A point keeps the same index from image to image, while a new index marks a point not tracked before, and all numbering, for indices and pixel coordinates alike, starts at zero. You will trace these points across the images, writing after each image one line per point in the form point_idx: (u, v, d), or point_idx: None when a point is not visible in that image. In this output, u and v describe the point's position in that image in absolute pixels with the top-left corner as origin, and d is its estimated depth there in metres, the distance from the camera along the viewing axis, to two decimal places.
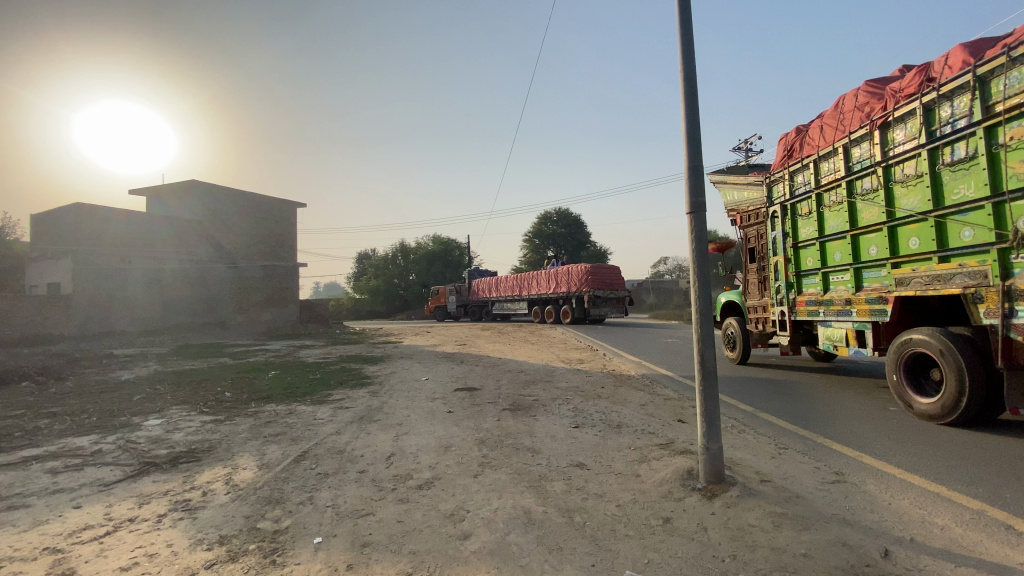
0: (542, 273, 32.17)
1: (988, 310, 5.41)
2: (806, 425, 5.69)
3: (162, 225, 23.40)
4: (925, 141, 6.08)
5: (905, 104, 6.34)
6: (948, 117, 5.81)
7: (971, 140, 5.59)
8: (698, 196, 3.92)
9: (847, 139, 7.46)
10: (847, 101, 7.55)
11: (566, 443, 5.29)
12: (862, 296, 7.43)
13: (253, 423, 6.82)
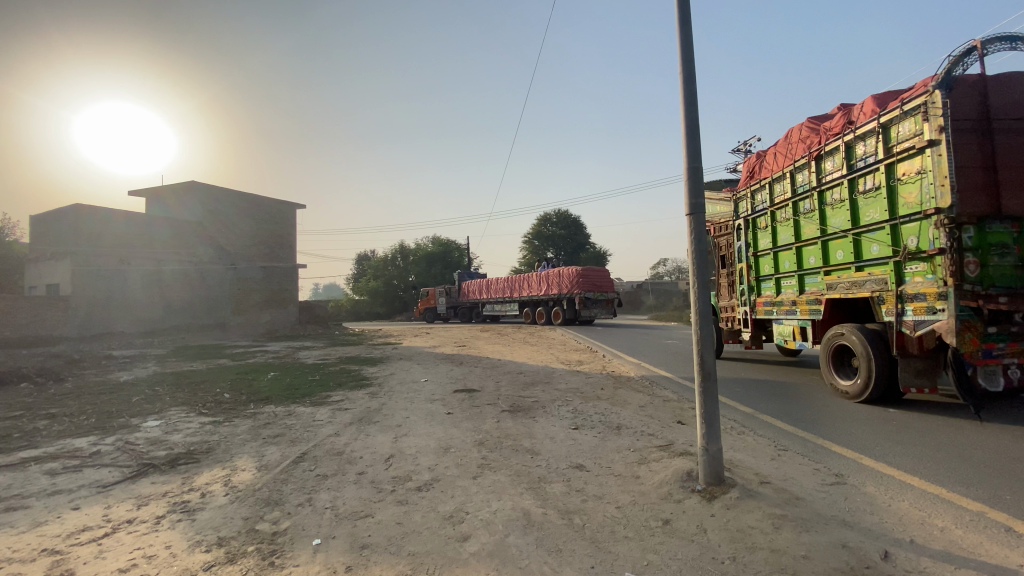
0: (533, 275, 32.47)
1: (888, 309, 6.69)
2: (806, 427, 5.69)
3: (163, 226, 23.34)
4: (847, 172, 7.30)
5: (834, 140, 7.54)
6: (863, 154, 7.02)
7: (877, 174, 6.80)
8: (697, 197, 3.92)
9: (793, 166, 8.64)
10: (794, 133, 8.70)
11: (565, 444, 5.29)
12: (803, 298, 8.62)
13: (252, 425, 6.82)
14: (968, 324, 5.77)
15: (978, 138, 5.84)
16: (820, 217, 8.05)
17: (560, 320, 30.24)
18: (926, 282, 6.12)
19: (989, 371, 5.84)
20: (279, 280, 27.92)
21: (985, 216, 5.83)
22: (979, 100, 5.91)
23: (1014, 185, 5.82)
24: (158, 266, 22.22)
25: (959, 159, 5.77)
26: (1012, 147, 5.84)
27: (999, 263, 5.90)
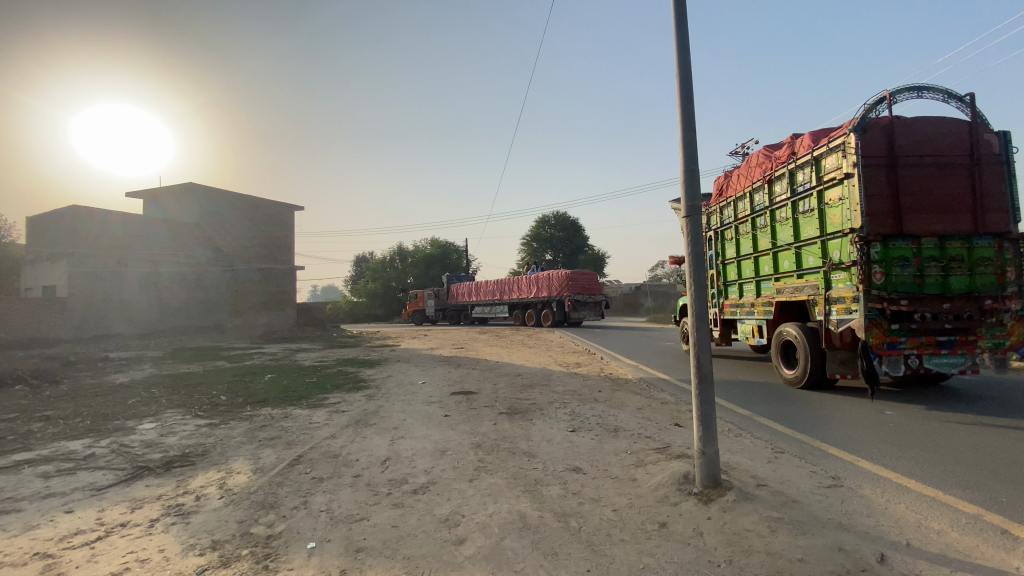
0: (523, 278, 32.77)
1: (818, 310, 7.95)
2: (802, 429, 5.70)
3: (162, 228, 23.29)
4: (790, 195, 8.56)
5: (780, 168, 8.81)
6: (801, 181, 8.29)
7: (812, 197, 8.05)
8: (694, 199, 3.91)
9: (750, 188, 9.91)
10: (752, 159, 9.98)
11: (561, 447, 5.28)
12: (759, 301, 9.84)
13: (248, 427, 6.79)
14: (874, 322, 7.04)
15: (884, 172, 7.20)
16: (770, 233, 9.32)
17: (549, 322, 30.66)
18: (847, 288, 7.34)
19: (894, 361, 7.06)
20: (276, 282, 27.95)
21: (888, 235, 7.16)
22: (886, 140, 7.28)
23: (911, 211, 7.19)
24: (155, 267, 22.13)
25: (867, 189, 7.13)
26: (910, 180, 7.23)
27: (901, 272, 7.17)
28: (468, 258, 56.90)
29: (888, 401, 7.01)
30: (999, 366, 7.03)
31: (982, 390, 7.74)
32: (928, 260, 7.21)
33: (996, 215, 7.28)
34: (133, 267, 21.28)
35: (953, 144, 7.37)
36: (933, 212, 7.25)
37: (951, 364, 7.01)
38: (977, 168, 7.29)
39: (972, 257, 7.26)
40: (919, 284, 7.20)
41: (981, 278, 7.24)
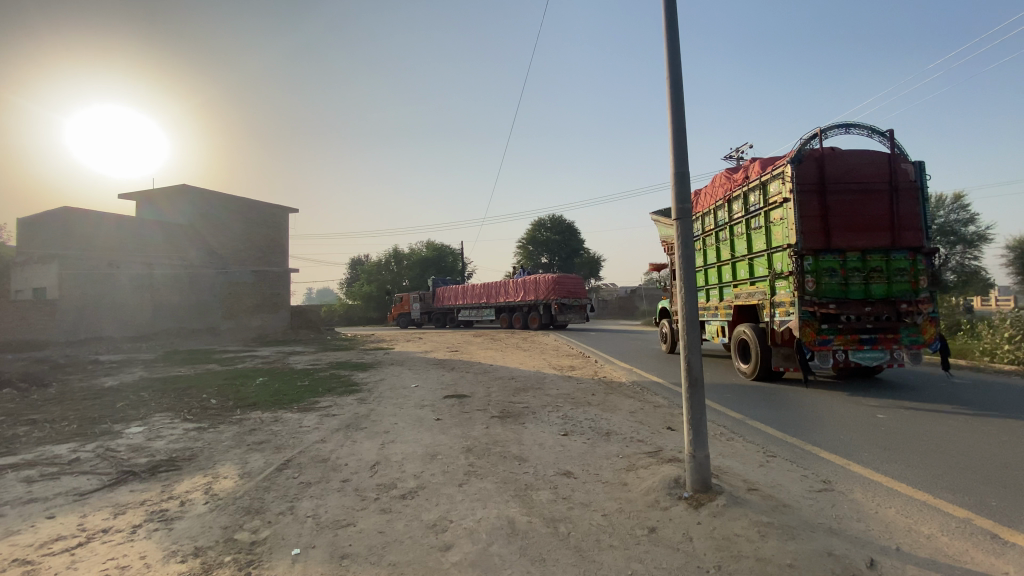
0: (510, 282, 33.25)
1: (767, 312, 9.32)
2: (794, 432, 5.68)
3: (155, 230, 23.19)
4: (745, 213, 9.95)
5: (737, 188, 10.21)
6: (753, 201, 9.69)
7: (761, 217, 9.44)
8: (684, 202, 3.89)
9: (715, 205, 11.31)
10: (717, 180, 11.39)
11: (553, 450, 5.24)
12: (722, 304, 11.19)
13: (237, 431, 6.71)
14: (807, 323, 8.35)
15: (816, 197, 8.56)
16: (728, 245, 10.76)
17: (536, 325, 31.24)
18: (786, 294, 8.70)
19: (824, 355, 8.31)
20: (270, 285, 27.81)
21: (820, 249, 8.50)
22: (818, 169, 8.63)
23: (837, 229, 8.56)
24: (148, 269, 21.94)
25: (799, 212, 8.50)
26: (837, 203, 8.58)
27: (829, 281, 8.53)
28: (463, 261, 56.77)
29: (880, 405, 7.00)
30: (914, 359, 8.34)
31: (973, 393, 7.78)
32: (852, 270, 8.55)
33: (910, 232, 8.62)
34: (125, 268, 21.05)
35: (875, 173, 8.69)
36: (857, 230, 8.59)
37: (874, 358, 8.26)
38: (894, 193, 8.62)
39: (891, 267, 8.57)
40: (845, 291, 8.54)
41: (898, 285, 8.57)
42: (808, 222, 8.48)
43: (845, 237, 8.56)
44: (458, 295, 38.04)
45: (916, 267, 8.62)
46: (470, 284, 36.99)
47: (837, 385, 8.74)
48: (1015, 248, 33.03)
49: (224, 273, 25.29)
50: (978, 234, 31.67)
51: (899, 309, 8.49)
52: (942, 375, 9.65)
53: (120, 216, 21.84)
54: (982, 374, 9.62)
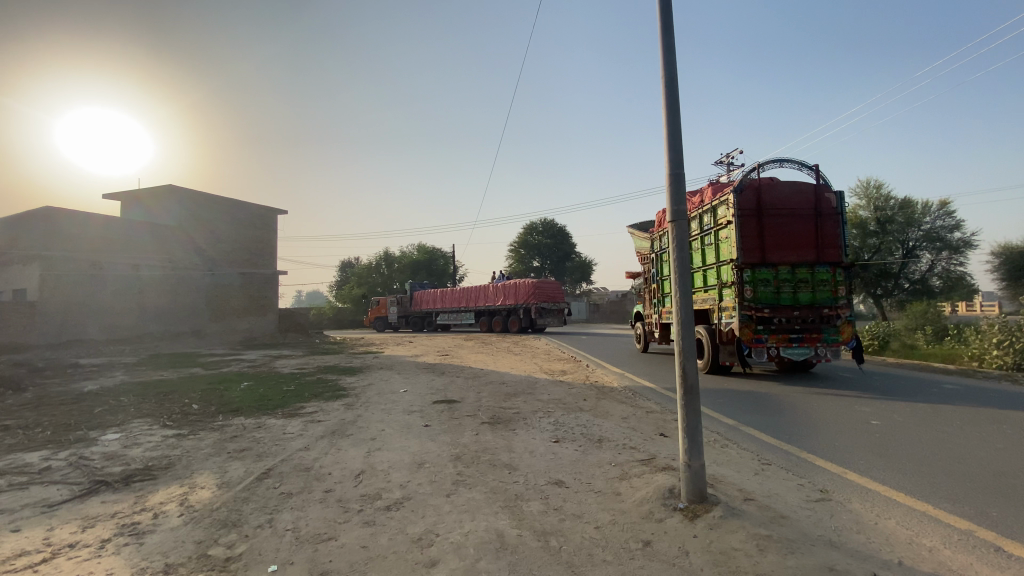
0: (490, 287, 33.84)
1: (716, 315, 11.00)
2: (788, 439, 5.59)
3: (143, 231, 22.81)
4: (701, 231, 11.64)
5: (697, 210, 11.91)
6: (707, 221, 11.37)
7: (713, 235, 11.12)
8: (679, 204, 3.78)
9: None
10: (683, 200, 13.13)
11: (544, 458, 5.10)
12: None
13: (217, 438, 6.49)
14: (745, 324, 10.03)
15: (755, 220, 10.20)
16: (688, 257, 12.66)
17: (516, 328, 31.95)
18: (730, 300, 10.39)
19: (760, 351, 9.96)
20: (257, 287, 27.39)
21: (756, 263, 10.17)
22: (756, 198, 10.28)
23: (772, 247, 10.20)
24: (133, 271, 21.52)
25: (740, 233, 10.17)
26: (772, 225, 10.23)
27: (763, 290, 10.23)
28: (454, 264, 56.54)
29: (874, 411, 6.95)
30: (834, 354, 9.95)
31: (964, 398, 7.76)
32: (784, 281, 10.22)
33: (830, 250, 10.34)
34: (108, 270, 20.59)
35: (804, 199, 10.37)
36: (789, 248, 10.24)
37: (801, 353, 9.88)
38: (819, 218, 10.33)
39: (816, 279, 10.26)
40: (777, 297, 10.24)
41: (821, 293, 10.28)
42: (747, 241, 10.14)
43: (778, 254, 10.23)
44: (435, 298, 38.02)
45: (835, 278, 10.36)
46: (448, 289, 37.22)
47: (830, 390, 8.69)
48: (1000, 255, 33.49)
49: (211, 275, 24.93)
50: (963, 241, 32.12)
51: (821, 313, 10.21)
52: (932, 380, 9.66)
53: (107, 216, 21.41)
54: (971, 379, 9.65)
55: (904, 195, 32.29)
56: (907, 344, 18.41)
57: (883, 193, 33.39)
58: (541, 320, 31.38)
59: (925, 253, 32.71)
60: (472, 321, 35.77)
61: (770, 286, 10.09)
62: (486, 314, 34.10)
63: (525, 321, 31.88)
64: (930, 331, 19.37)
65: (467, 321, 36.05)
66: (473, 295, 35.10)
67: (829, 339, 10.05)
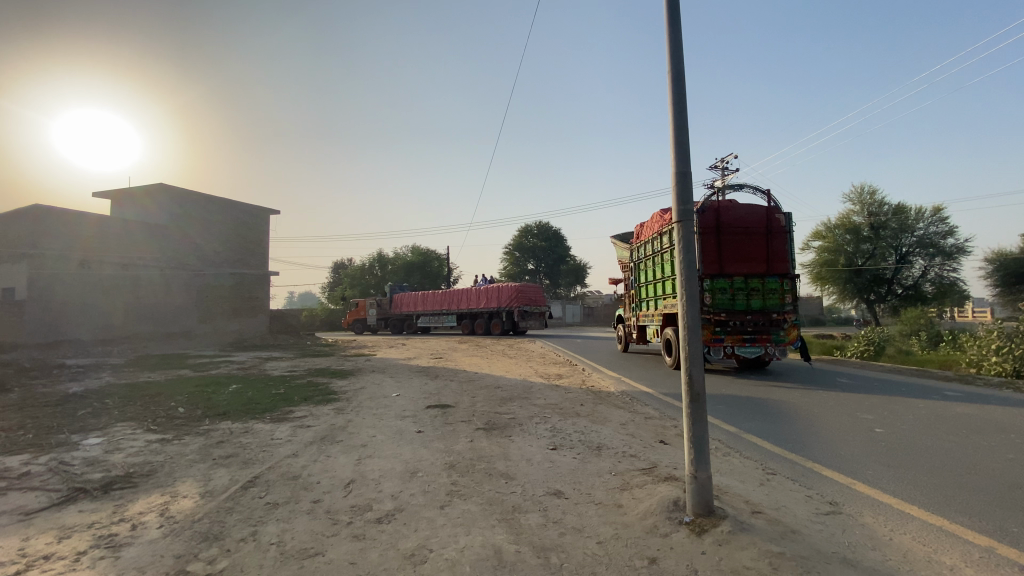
0: (474, 290, 34.08)
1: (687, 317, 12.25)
2: (792, 448, 5.44)
3: (139, 231, 22.67)
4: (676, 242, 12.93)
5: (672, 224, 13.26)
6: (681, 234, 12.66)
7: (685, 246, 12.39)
8: (685, 203, 3.62)
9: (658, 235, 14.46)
10: (659, 216, 14.53)
11: (541, 467, 4.92)
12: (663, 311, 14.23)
13: (202, 444, 6.26)
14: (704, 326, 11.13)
15: (713, 237, 11.20)
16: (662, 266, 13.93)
17: (498, 331, 32.42)
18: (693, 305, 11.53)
19: (716, 349, 11.07)
20: (249, 288, 27.04)
21: (714, 274, 11.21)
22: (715, 217, 11.26)
23: (728, 260, 11.19)
24: (121, 270, 21.13)
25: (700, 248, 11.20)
26: (729, 241, 11.21)
27: (719, 297, 11.31)
28: (449, 267, 56.33)
29: (876, 418, 6.83)
30: (781, 353, 11.07)
31: (967, 405, 7.67)
32: (739, 289, 11.24)
33: (780, 264, 11.35)
34: (97, 271, 20.23)
35: (758, 219, 11.33)
36: (742, 262, 11.23)
37: (753, 352, 10.99)
38: (769, 235, 11.29)
39: (767, 287, 11.24)
40: (731, 304, 11.28)
41: (770, 300, 11.26)
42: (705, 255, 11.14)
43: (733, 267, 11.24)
44: (417, 300, 37.92)
45: (784, 287, 11.35)
46: (430, 291, 37.21)
47: (830, 396, 8.56)
48: (993, 262, 33.75)
49: (202, 275, 24.58)
50: (957, 247, 32.37)
51: (770, 317, 11.24)
52: (932, 387, 9.59)
53: (101, 216, 21.20)
54: (971, 386, 9.57)
55: (897, 201, 32.52)
56: (903, 350, 18.44)
57: (877, 199, 33.63)
58: (523, 323, 31.92)
59: (918, 259, 32.90)
60: (454, 324, 35.85)
61: (726, 294, 11.14)
62: (469, 317, 34.34)
63: (508, 324, 32.35)
64: (925, 337, 19.42)
65: (448, 323, 36.09)
66: (455, 297, 35.23)
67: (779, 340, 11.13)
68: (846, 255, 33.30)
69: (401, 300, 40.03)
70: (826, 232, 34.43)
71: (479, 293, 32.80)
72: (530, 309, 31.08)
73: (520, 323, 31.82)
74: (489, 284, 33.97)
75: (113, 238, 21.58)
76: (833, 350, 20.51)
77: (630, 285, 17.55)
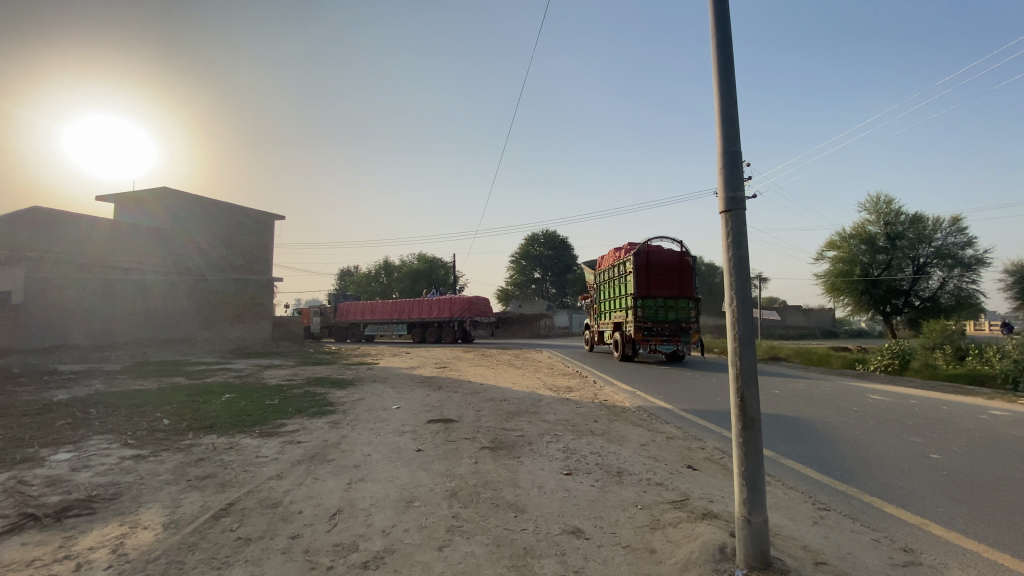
0: (426, 301, 34.34)
1: (627, 324, 18.14)
2: (839, 476, 4.79)
3: (146, 236, 22.44)
4: (622, 274, 18.82)
5: (619, 261, 19.15)
6: (625, 269, 18.51)
7: (628, 277, 18.20)
8: (735, 190, 3.02)
9: (608, 267, 20.53)
10: (610, 256, 20.55)
11: (556, 497, 4.28)
12: (611, 320, 20.11)
13: (179, 462, 5.66)
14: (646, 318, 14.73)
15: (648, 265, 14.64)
16: (611, 287, 19.85)
17: (450, 339, 33.62)
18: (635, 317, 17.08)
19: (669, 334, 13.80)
20: (252, 294, 26.54)
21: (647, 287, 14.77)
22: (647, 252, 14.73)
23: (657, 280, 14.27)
24: (122, 275, 20.60)
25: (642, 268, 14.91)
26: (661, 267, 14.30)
27: (647, 312, 17.67)
28: (455, 276, 55.79)
29: (926, 440, 6.14)
30: None
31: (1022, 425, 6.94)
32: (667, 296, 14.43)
33: (685, 291, 17.85)
34: (98, 275, 19.73)
35: (673, 260, 17.80)
36: (663, 288, 17.63)
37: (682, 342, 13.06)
38: None
39: (677, 306, 17.73)
40: (655, 316, 17.69)
41: (679, 314, 17.77)
42: (640, 283, 17.45)
43: (657, 292, 17.64)
44: (366, 310, 37.61)
45: (689, 306, 17.88)
46: (379, 301, 36.97)
47: (866, 412, 7.89)
48: (1013, 272, 32.80)
49: (202, 281, 24.02)
50: (975, 258, 31.47)
51: (680, 324, 17.71)
52: (977, 403, 8.83)
53: (113, 222, 21.18)
54: (1018, 404, 8.79)
55: (915, 211, 31.69)
56: (927, 364, 17.64)
57: (893, 208, 32.73)
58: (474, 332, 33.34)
59: (936, 270, 31.96)
60: (403, 332, 36.07)
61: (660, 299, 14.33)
62: (419, 326, 34.85)
63: (458, 332, 33.66)
64: (949, 350, 18.61)
65: (397, 331, 36.18)
66: (406, 307, 35.54)
67: (686, 340, 17.52)
68: (862, 265, 32.40)
69: (345, 309, 39.72)
70: (841, 242, 33.46)
71: (431, 302, 33.48)
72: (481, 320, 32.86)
73: (470, 332, 33.36)
74: (440, 295, 34.39)
75: (119, 244, 21.33)
76: (853, 363, 19.73)
77: (594, 300, 22.83)
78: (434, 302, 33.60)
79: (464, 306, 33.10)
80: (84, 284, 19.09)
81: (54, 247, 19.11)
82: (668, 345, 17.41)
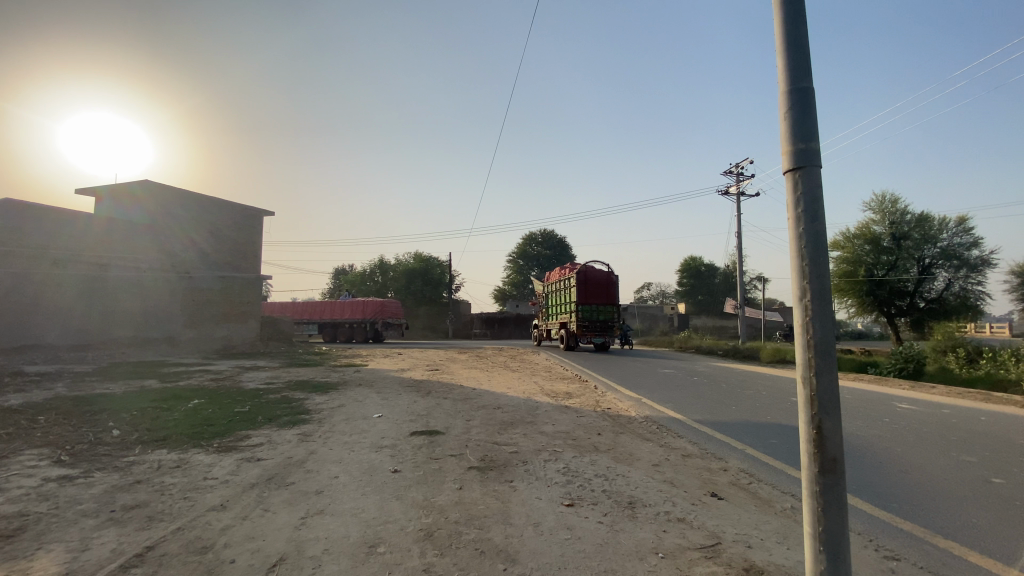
0: (339, 303, 34.46)
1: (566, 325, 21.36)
2: (897, 510, 3.98)
3: (143, 233, 22.05)
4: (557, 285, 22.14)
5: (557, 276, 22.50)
6: (563, 283, 21.79)
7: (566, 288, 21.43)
8: (808, 139, 2.19)
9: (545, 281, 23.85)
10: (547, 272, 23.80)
11: (556, 540, 3.43)
12: (552, 323, 23.25)
13: (109, 486, 4.76)
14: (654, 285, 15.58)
15: None
16: (556, 295, 22.73)
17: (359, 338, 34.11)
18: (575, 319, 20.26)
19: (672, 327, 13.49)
20: (239, 292, 25.45)
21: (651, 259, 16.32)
22: None
23: None
24: (103, 271, 19.57)
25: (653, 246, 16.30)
26: None
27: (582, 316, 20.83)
28: (452, 275, 54.95)
29: (983, 460, 5.32)
30: None
31: None
32: None
33: (613, 300, 21.04)
34: (81, 270, 18.81)
35: (603, 276, 20.98)
36: (597, 297, 20.62)
37: None
38: None
39: (606, 310, 20.79)
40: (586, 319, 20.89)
41: (608, 316, 20.90)
42: (580, 293, 20.44)
43: (592, 299, 20.61)
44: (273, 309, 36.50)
45: (614, 310, 21.15)
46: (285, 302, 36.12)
47: (896, 424, 7.12)
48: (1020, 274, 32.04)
49: (187, 277, 22.96)
50: (981, 259, 30.64)
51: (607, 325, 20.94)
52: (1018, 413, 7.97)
53: (110, 219, 20.60)
54: None
55: (920, 210, 30.87)
56: (941, 368, 16.72)
57: (898, 208, 32.00)
58: (387, 332, 34.61)
59: (941, 272, 31.07)
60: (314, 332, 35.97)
61: None
62: (330, 326, 34.81)
63: (369, 333, 34.41)
64: (963, 353, 17.64)
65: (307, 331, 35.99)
66: (316, 308, 35.34)
67: (611, 336, 20.81)
68: (865, 265, 31.67)
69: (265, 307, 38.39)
70: (845, 242, 32.63)
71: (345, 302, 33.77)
72: (390, 321, 34.56)
73: (381, 332, 34.68)
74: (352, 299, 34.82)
75: (119, 240, 20.90)
76: (864, 366, 18.88)
77: (543, 305, 25.29)
78: (346, 303, 34.09)
79: (375, 309, 34.34)
80: (62, 280, 18.05)
81: (47, 245, 18.35)
82: (599, 338, 20.48)
